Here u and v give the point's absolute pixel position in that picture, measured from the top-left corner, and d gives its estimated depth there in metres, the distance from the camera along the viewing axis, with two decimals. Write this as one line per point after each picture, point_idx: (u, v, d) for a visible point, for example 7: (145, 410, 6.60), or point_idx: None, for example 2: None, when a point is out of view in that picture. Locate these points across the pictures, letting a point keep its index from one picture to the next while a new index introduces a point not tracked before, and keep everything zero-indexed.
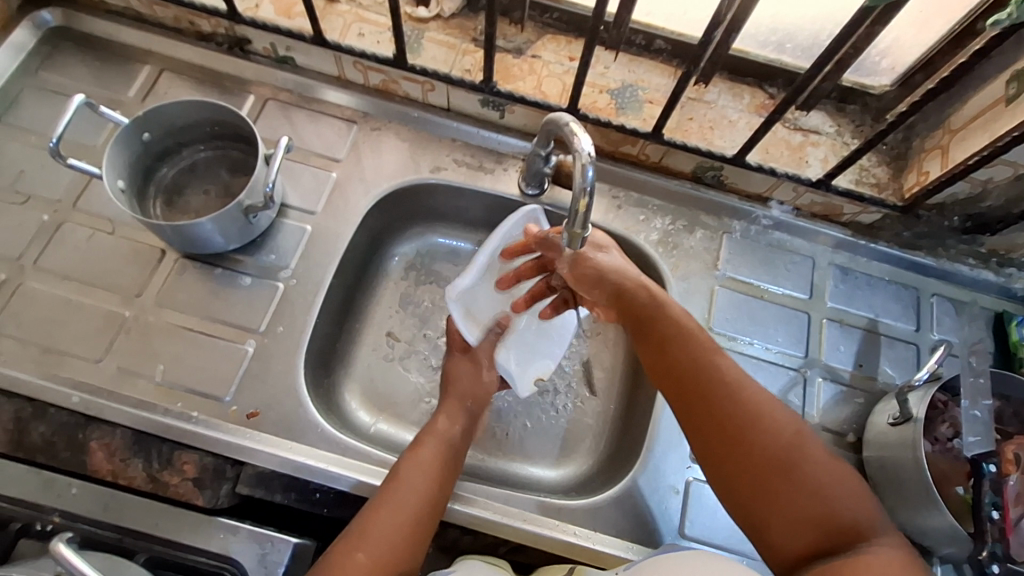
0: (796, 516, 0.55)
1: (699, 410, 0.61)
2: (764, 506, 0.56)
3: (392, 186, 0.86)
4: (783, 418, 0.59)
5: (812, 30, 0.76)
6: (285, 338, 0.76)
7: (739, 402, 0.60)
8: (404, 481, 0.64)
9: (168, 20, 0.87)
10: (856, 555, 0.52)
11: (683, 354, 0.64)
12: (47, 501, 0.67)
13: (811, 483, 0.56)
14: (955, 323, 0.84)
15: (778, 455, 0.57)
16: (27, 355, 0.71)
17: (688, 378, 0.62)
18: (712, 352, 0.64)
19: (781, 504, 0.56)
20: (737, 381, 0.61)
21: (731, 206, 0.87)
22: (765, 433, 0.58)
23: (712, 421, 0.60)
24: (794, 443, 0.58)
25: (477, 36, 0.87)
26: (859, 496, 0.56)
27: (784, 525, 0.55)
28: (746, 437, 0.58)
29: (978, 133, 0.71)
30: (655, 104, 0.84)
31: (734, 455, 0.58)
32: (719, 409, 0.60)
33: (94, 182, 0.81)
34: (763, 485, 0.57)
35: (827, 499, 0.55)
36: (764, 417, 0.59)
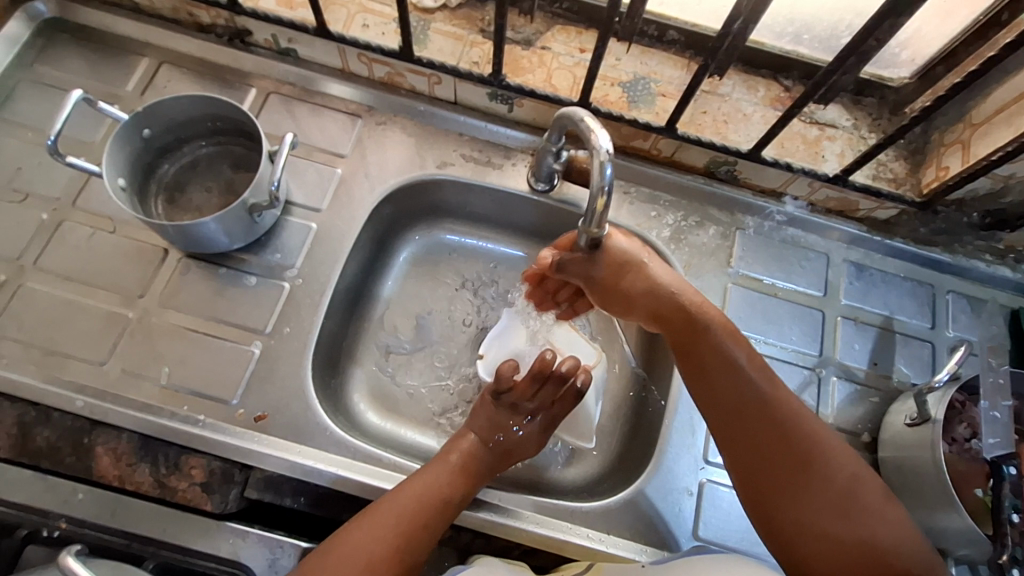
0: (840, 536, 0.56)
1: (744, 429, 0.61)
2: (810, 525, 0.57)
3: (398, 181, 0.84)
4: (834, 442, 0.60)
5: (830, 21, 0.74)
6: (292, 339, 0.75)
7: (783, 415, 0.60)
8: (410, 482, 0.64)
9: (166, 11, 0.84)
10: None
11: (731, 373, 0.62)
12: (53, 507, 0.67)
13: (855, 505, 0.57)
14: (971, 320, 0.83)
15: (823, 479, 0.58)
16: (29, 357, 0.70)
17: (732, 382, 0.62)
18: (764, 374, 0.62)
19: (827, 522, 0.57)
20: (789, 405, 0.61)
21: (744, 201, 0.85)
22: (814, 460, 0.59)
23: (759, 439, 0.60)
24: (841, 471, 0.58)
25: (484, 27, 0.84)
26: (905, 526, 0.57)
27: (830, 544, 0.56)
28: (797, 457, 0.59)
29: (1001, 127, 0.69)
30: (668, 97, 0.82)
31: (778, 478, 0.59)
32: (762, 432, 0.60)
33: (93, 180, 0.78)
34: (809, 508, 0.57)
35: (869, 522, 0.57)
36: (812, 430, 0.60)
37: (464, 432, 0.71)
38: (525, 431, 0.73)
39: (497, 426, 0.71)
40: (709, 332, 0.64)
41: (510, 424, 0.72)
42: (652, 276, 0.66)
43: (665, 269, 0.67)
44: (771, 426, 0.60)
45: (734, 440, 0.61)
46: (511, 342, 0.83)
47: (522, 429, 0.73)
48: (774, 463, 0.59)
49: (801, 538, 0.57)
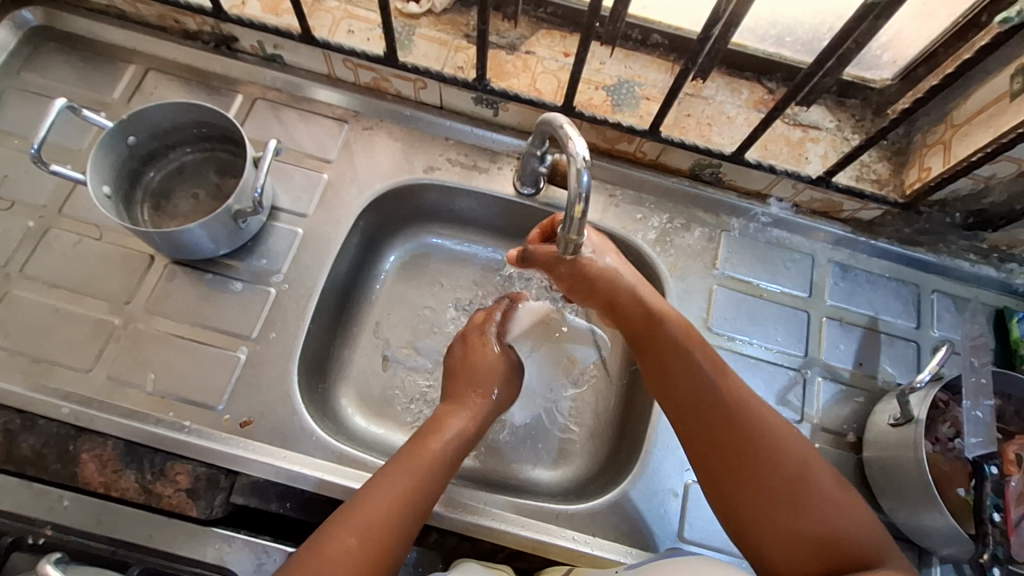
0: (801, 532, 0.56)
1: (705, 421, 0.61)
2: (770, 520, 0.57)
3: (385, 185, 0.84)
4: (795, 436, 0.60)
5: (812, 24, 0.75)
6: (278, 344, 0.75)
7: (741, 412, 0.61)
8: (401, 471, 0.61)
9: (152, 18, 0.85)
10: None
11: (691, 367, 0.63)
12: (39, 514, 0.67)
13: (817, 499, 0.57)
14: (956, 319, 0.83)
15: (783, 471, 0.58)
16: (15, 365, 0.70)
17: (688, 380, 0.63)
18: (722, 370, 0.63)
19: (787, 516, 0.57)
20: (747, 398, 0.61)
21: (730, 203, 0.86)
22: (773, 454, 0.59)
23: (715, 434, 0.61)
24: (804, 463, 0.58)
25: (469, 32, 0.85)
26: (867, 522, 0.57)
27: (790, 537, 0.56)
28: (759, 452, 0.59)
29: (981, 128, 0.70)
30: (652, 100, 0.82)
31: (739, 471, 0.59)
32: (722, 425, 0.60)
33: (79, 188, 0.79)
34: (769, 503, 0.57)
35: (829, 516, 0.56)
36: (771, 427, 0.60)
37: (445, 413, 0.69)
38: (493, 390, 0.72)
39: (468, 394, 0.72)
40: (666, 327, 0.66)
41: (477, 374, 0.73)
42: (616, 273, 0.68)
43: (630, 271, 0.69)
44: (729, 420, 0.60)
45: (694, 437, 0.62)
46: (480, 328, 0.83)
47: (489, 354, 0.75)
48: (733, 459, 0.59)
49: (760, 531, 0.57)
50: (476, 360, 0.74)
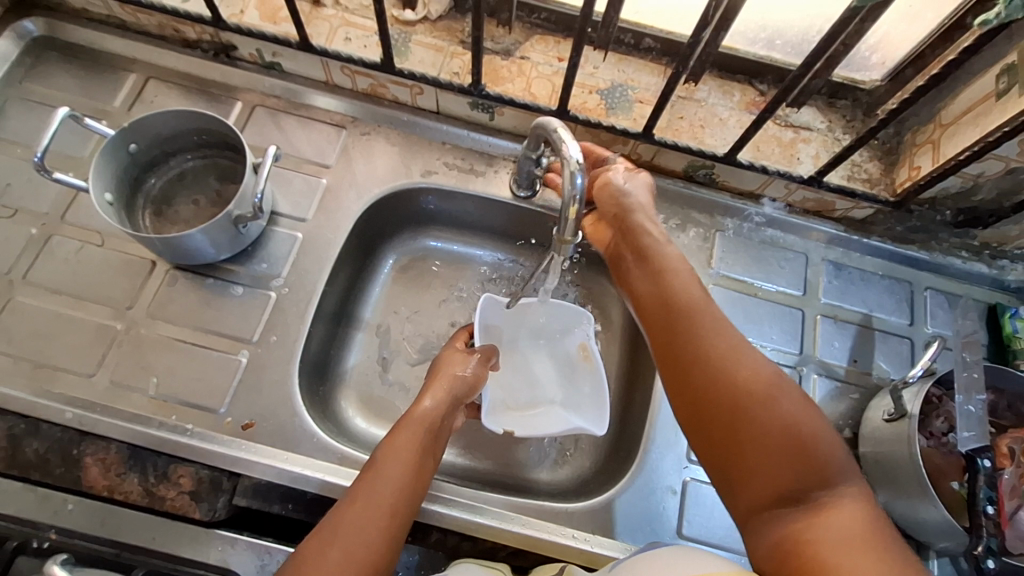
0: (765, 461, 0.50)
1: (671, 339, 0.57)
2: (728, 442, 0.51)
3: (383, 190, 0.85)
4: (762, 359, 0.54)
5: (802, 26, 0.77)
6: (278, 347, 0.76)
7: (709, 330, 0.56)
8: (378, 474, 0.61)
9: (152, 28, 0.86)
10: (814, 511, 0.47)
11: (667, 286, 0.61)
12: (43, 518, 0.67)
13: (785, 420, 0.50)
14: (948, 316, 0.84)
15: (749, 392, 0.52)
16: (19, 370, 0.71)
17: (668, 299, 0.60)
18: (696, 293, 0.60)
19: (746, 440, 0.51)
20: (716, 320, 0.57)
21: (724, 203, 0.87)
22: (739, 371, 0.53)
23: (686, 354, 0.56)
24: (772, 384, 0.52)
25: (464, 38, 0.86)
26: (836, 448, 0.50)
27: (751, 462, 0.50)
28: (721, 368, 0.53)
29: (968, 127, 0.71)
30: (646, 103, 0.83)
31: (703, 393, 0.53)
32: (686, 343, 0.56)
33: (81, 195, 0.80)
34: (727, 423, 0.52)
35: (794, 444, 0.50)
36: (743, 352, 0.54)
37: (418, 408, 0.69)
38: (469, 379, 0.73)
39: (442, 380, 0.72)
40: (653, 242, 0.66)
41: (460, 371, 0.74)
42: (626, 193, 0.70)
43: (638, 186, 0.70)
44: (692, 338, 0.56)
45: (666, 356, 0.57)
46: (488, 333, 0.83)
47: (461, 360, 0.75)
48: (700, 379, 0.54)
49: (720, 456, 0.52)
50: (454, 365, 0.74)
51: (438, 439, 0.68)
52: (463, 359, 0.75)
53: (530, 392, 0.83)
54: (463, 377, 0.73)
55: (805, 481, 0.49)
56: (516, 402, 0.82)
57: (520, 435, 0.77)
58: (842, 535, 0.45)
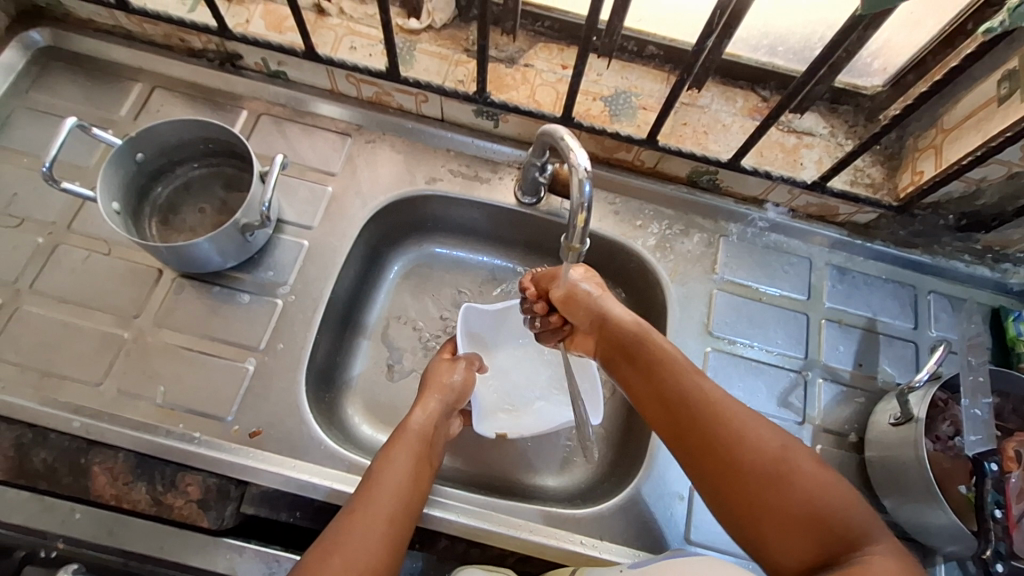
0: (796, 530, 0.52)
1: (681, 431, 0.60)
2: (754, 524, 0.54)
3: (388, 198, 0.86)
4: (765, 430, 0.57)
5: (804, 33, 0.77)
6: (285, 355, 0.76)
7: (708, 410, 0.59)
8: (373, 485, 0.62)
9: (158, 37, 0.86)
10: (852, 568, 0.48)
11: (662, 374, 0.64)
12: (51, 527, 0.67)
13: (801, 495, 0.53)
14: (952, 319, 0.84)
15: (761, 466, 0.55)
16: (26, 380, 0.71)
17: (665, 386, 0.63)
18: (686, 373, 0.63)
19: (771, 518, 0.53)
20: (713, 401, 0.60)
21: (727, 209, 0.87)
22: (746, 455, 0.55)
23: (697, 440, 0.58)
24: (779, 456, 0.55)
25: (469, 46, 0.86)
26: (854, 503, 0.53)
27: (780, 541, 0.52)
28: (729, 450, 0.56)
29: (970, 133, 0.71)
30: (649, 110, 0.84)
31: (721, 476, 0.56)
32: (695, 430, 0.59)
33: (88, 205, 0.80)
34: (746, 507, 0.54)
35: (815, 503, 0.52)
36: (746, 426, 0.57)
37: (409, 421, 0.70)
38: (459, 385, 0.75)
39: (432, 390, 0.73)
40: (640, 334, 0.68)
41: (450, 382, 0.75)
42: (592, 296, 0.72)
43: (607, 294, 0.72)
44: (696, 426, 0.59)
45: (680, 447, 0.60)
46: (474, 341, 0.84)
47: (448, 371, 0.76)
48: (716, 465, 0.56)
49: (751, 536, 0.54)
50: (443, 379, 0.75)
51: (434, 452, 0.69)
52: (453, 370, 0.76)
53: (516, 392, 0.85)
54: (453, 386, 0.74)
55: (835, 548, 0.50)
56: (505, 402, 0.84)
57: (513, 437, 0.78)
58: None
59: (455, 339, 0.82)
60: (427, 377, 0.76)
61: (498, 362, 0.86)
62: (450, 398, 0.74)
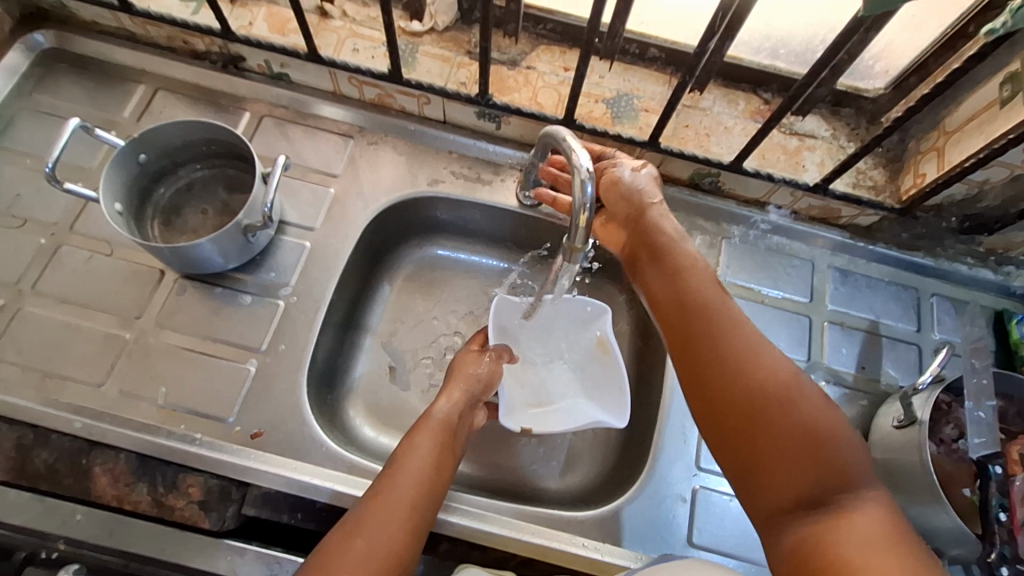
0: (789, 463, 0.51)
1: (690, 342, 0.59)
2: (750, 448, 0.53)
3: (390, 199, 0.86)
4: (781, 361, 0.55)
5: (805, 36, 0.77)
6: (287, 356, 0.76)
7: (725, 328, 0.58)
8: (399, 472, 0.63)
9: (161, 39, 0.87)
10: (839, 511, 0.48)
11: (685, 290, 0.62)
12: (51, 528, 0.67)
13: (800, 425, 0.51)
14: (955, 322, 0.84)
15: (770, 391, 0.53)
16: (28, 380, 0.71)
17: (684, 300, 0.61)
18: (712, 293, 0.61)
19: (767, 445, 0.52)
20: (730, 322, 0.58)
21: (729, 211, 0.87)
22: (753, 379, 0.54)
23: (707, 352, 0.57)
24: (791, 386, 0.54)
25: (471, 48, 0.87)
26: (856, 450, 0.52)
27: (768, 471, 0.52)
28: (738, 367, 0.55)
29: (972, 135, 0.71)
30: (651, 112, 0.84)
31: (723, 392, 0.55)
32: (706, 344, 0.57)
33: (90, 206, 0.80)
34: (740, 428, 0.53)
35: (816, 439, 0.51)
36: (762, 352, 0.56)
37: (437, 408, 0.70)
38: (484, 375, 0.75)
39: (458, 379, 0.74)
40: (670, 246, 0.67)
41: (476, 369, 0.75)
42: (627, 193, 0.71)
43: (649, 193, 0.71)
44: (706, 343, 0.57)
45: (686, 355, 0.59)
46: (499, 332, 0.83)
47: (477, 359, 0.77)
48: (722, 381, 0.55)
49: (740, 460, 0.54)
50: (470, 368, 0.75)
51: (459, 443, 0.70)
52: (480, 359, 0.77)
53: (542, 386, 0.83)
54: (480, 375, 0.75)
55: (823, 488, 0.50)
56: (528, 396, 0.81)
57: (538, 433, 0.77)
58: (865, 539, 0.46)
59: (488, 330, 0.81)
60: (456, 364, 0.76)
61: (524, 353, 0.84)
62: (478, 386, 0.74)
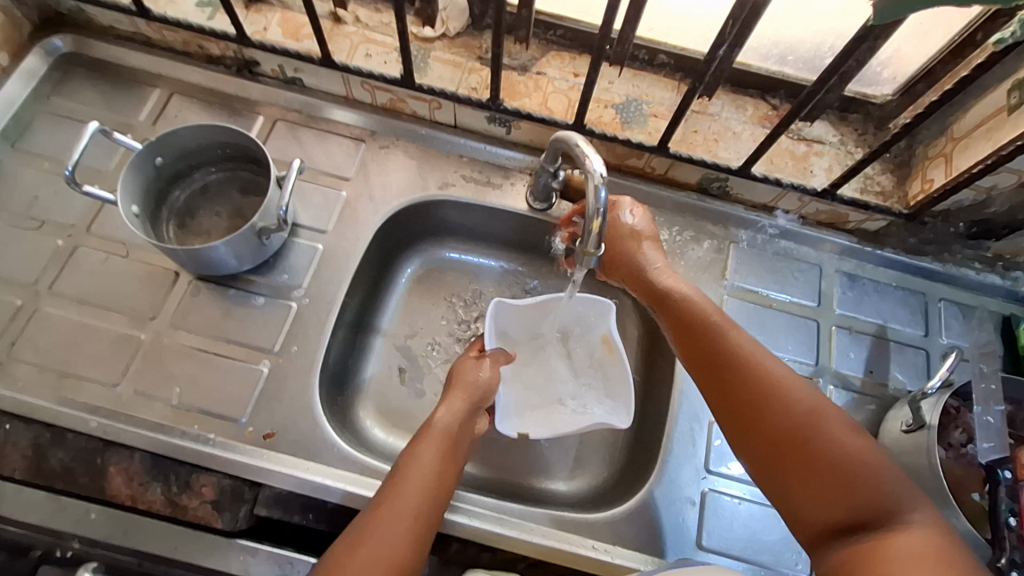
0: (827, 493, 0.54)
1: (715, 381, 0.62)
2: (789, 483, 0.56)
3: (401, 203, 0.87)
4: (799, 391, 0.58)
5: (813, 43, 0.78)
6: (300, 357, 0.77)
7: (742, 365, 0.60)
8: (402, 479, 0.63)
9: (177, 44, 0.88)
10: (882, 537, 0.50)
11: (701, 328, 0.65)
12: (67, 527, 0.68)
13: (834, 446, 0.54)
14: (963, 327, 0.84)
15: (791, 424, 0.56)
16: (44, 380, 0.72)
17: (701, 339, 0.64)
18: (725, 328, 0.64)
19: (804, 479, 0.55)
20: (747, 357, 0.61)
21: (738, 215, 0.88)
22: (780, 406, 0.57)
23: (732, 393, 0.60)
24: (810, 416, 0.56)
25: (482, 54, 0.88)
26: (886, 470, 0.54)
27: (812, 503, 0.54)
28: (760, 406, 0.58)
29: (981, 141, 0.72)
30: (660, 117, 0.85)
31: (755, 432, 0.58)
32: (732, 385, 0.60)
33: (107, 207, 0.81)
34: (777, 454, 0.56)
35: (847, 464, 0.54)
36: (780, 385, 0.58)
37: (438, 416, 0.70)
38: (484, 382, 0.74)
39: (459, 388, 0.73)
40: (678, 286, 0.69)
41: (477, 377, 0.75)
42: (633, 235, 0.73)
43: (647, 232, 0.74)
44: (733, 373, 0.60)
45: (716, 395, 0.62)
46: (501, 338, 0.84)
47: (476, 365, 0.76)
48: (751, 421, 0.58)
49: (782, 491, 0.56)
50: (471, 376, 0.75)
51: (462, 451, 0.69)
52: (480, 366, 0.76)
53: (545, 389, 0.85)
54: (480, 382, 0.74)
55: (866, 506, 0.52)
56: (530, 400, 0.83)
57: (535, 438, 0.77)
58: (910, 561, 0.48)
59: (484, 338, 0.81)
60: (456, 373, 0.76)
61: (525, 356, 0.86)
62: (478, 394, 0.74)
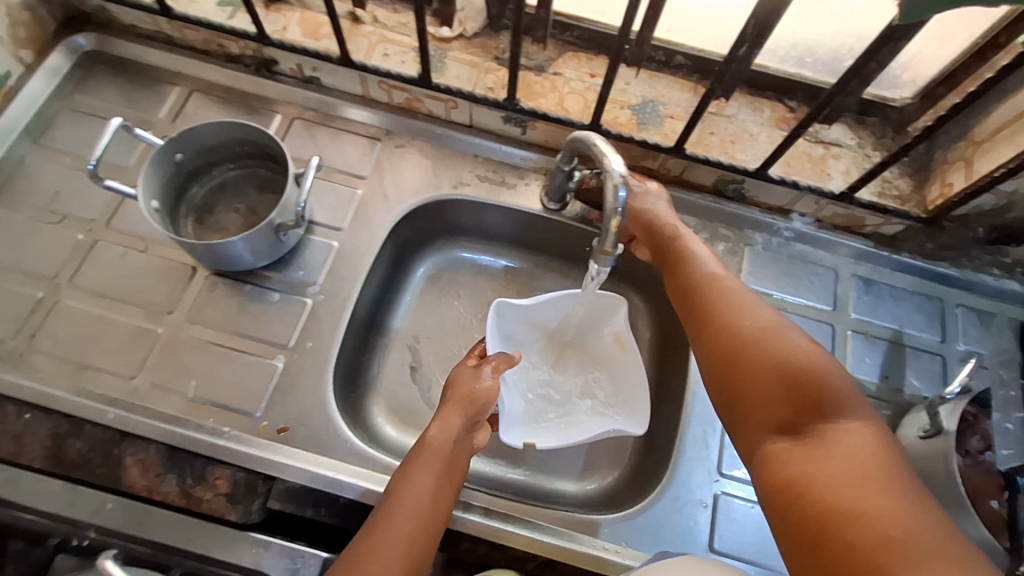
0: (770, 393, 0.56)
1: (689, 303, 0.67)
2: (739, 384, 0.59)
3: (416, 201, 0.87)
4: (763, 314, 0.62)
5: (832, 45, 0.77)
6: (314, 353, 0.77)
7: (715, 288, 0.66)
8: (394, 509, 0.61)
9: (197, 43, 0.89)
10: (821, 437, 0.52)
11: (687, 263, 0.70)
12: (83, 517, 0.69)
13: (782, 363, 0.57)
14: (981, 333, 0.83)
15: (750, 334, 0.60)
16: (63, 371, 0.73)
17: (684, 271, 0.70)
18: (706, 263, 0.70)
19: (752, 379, 0.58)
20: (722, 285, 0.67)
21: (753, 218, 0.87)
22: (742, 318, 0.62)
23: (700, 308, 0.66)
24: (770, 330, 0.60)
25: (499, 54, 0.88)
26: (834, 379, 0.55)
27: (759, 403, 0.57)
28: (722, 318, 0.63)
29: (1003, 145, 0.71)
30: (677, 119, 0.85)
31: (717, 340, 0.62)
32: (702, 303, 0.66)
33: (127, 202, 0.82)
34: (730, 356, 0.60)
35: (794, 368, 0.56)
36: (745, 306, 0.64)
37: (432, 431, 0.67)
38: (482, 395, 0.70)
39: (454, 401, 0.69)
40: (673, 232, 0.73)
41: (477, 391, 0.71)
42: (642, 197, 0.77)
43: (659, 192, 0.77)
44: (707, 298, 0.66)
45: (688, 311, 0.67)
46: (508, 339, 0.83)
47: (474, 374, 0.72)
48: (714, 329, 0.63)
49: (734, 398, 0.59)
50: (469, 387, 0.71)
51: (459, 468, 0.67)
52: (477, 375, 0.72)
53: (549, 394, 0.85)
54: (482, 395, 0.70)
55: (808, 416, 0.54)
56: (535, 405, 0.83)
57: (541, 448, 0.76)
58: (840, 460, 0.49)
59: (487, 342, 0.78)
60: (454, 380, 0.72)
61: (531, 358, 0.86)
62: (480, 409, 0.70)
